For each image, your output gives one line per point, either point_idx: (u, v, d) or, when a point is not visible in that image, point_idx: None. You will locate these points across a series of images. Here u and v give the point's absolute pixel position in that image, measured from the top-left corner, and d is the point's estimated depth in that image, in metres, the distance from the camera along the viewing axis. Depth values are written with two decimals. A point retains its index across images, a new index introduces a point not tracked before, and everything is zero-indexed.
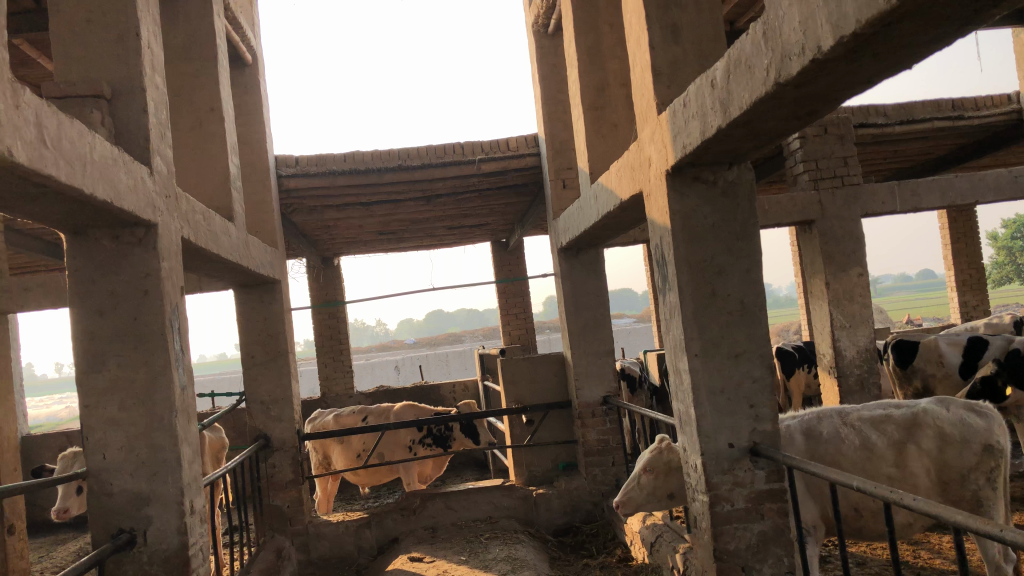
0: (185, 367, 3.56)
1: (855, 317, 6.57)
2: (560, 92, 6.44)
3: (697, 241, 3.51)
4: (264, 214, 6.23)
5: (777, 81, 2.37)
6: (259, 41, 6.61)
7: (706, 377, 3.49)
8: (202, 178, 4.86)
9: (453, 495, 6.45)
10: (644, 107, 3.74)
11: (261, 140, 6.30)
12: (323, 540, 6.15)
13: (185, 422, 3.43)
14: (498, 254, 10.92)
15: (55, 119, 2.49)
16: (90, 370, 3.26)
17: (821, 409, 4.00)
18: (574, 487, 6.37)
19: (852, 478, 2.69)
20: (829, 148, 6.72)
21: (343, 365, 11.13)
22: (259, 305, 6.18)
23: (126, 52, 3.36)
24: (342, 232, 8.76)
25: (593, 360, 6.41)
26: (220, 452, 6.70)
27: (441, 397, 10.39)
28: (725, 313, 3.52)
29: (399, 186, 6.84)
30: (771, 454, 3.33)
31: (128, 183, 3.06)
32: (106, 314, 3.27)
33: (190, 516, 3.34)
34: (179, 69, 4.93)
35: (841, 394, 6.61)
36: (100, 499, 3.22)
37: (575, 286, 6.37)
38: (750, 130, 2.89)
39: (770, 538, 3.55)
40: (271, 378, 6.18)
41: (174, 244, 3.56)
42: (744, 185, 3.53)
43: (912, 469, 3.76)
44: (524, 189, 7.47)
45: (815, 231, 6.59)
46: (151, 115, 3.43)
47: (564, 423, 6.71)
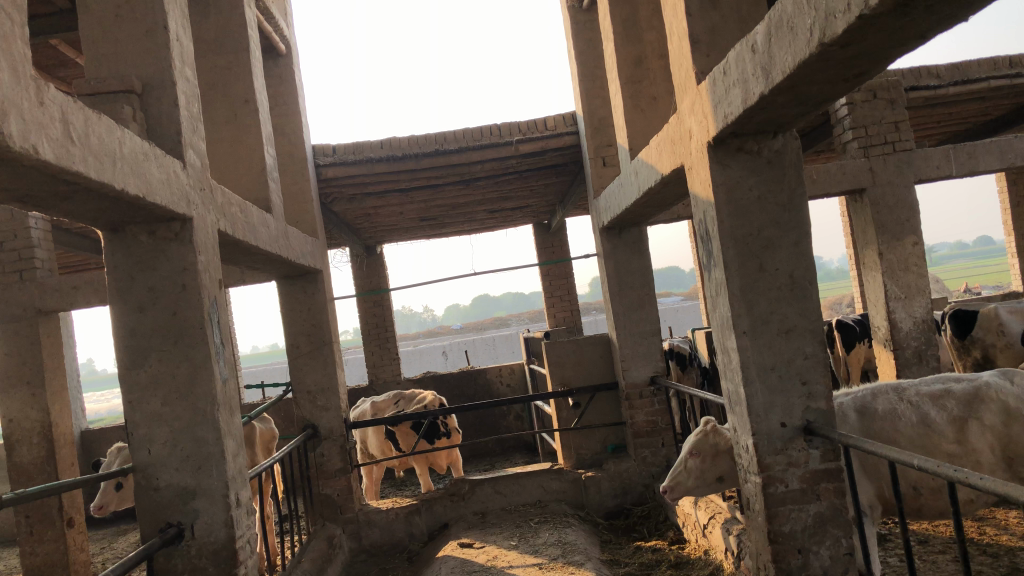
0: (227, 359, 3.56)
1: (910, 287, 6.34)
2: (598, 67, 6.30)
3: (741, 215, 3.39)
4: (303, 204, 6.23)
5: (822, 41, 2.24)
6: (292, 31, 6.58)
7: (755, 354, 3.38)
8: (240, 171, 4.86)
9: (502, 480, 6.42)
10: (683, 78, 3.61)
11: (297, 130, 6.29)
12: (375, 527, 6.18)
13: (229, 415, 3.42)
14: (540, 236, 10.82)
15: (82, 114, 2.47)
16: (133, 367, 3.27)
17: (876, 385, 3.86)
18: (624, 469, 6.29)
19: (912, 456, 2.57)
20: (879, 113, 6.47)
21: (389, 351, 11.16)
22: (302, 296, 6.19)
23: (155, 45, 3.33)
24: (383, 219, 8.73)
25: (640, 341, 6.30)
26: (270, 442, 6.76)
27: (488, 381, 10.37)
28: (774, 288, 3.39)
29: (436, 170, 6.76)
30: (825, 432, 3.21)
31: (161, 177, 3.04)
32: (147, 310, 3.27)
33: (236, 509, 3.34)
34: (213, 62, 4.91)
35: (898, 367, 6.40)
36: (148, 494, 3.24)
37: (619, 266, 6.27)
38: (796, 95, 2.76)
39: (828, 520, 3.42)
40: (316, 368, 6.19)
41: (211, 238, 3.54)
42: (790, 154, 3.38)
43: (974, 445, 3.58)
44: (563, 168, 7.36)
45: (867, 200, 6.37)
46: (183, 109, 3.41)
47: (612, 405, 6.62)
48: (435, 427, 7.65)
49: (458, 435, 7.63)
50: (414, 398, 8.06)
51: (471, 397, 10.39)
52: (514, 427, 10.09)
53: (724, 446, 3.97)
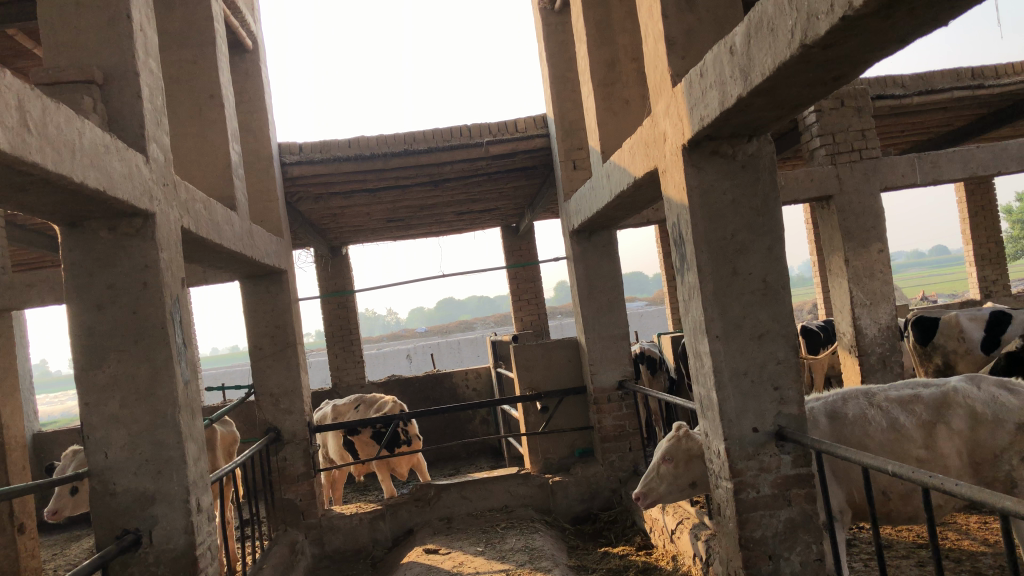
0: (189, 361, 3.45)
1: (875, 294, 6.40)
2: (569, 70, 6.27)
3: (716, 219, 3.36)
4: (269, 203, 6.11)
5: (804, 42, 2.22)
6: (259, 27, 6.46)
7: (728, 359, 3.36)
8: (204, 168, 4.74)
9: (469, 485, 6.35)
10: (658, 80, 3.59)
11: (263, 127, 6.17)
12: (338, 533, 6.07)
13: (190, 417, 3.32)
14: (508, 239, 10.77)
15: (40, 103, 2.37)
16: (90, 367, 3.15)
17: (847, 391, 3.88)
18: (592, 473, 6.26)
19: (885, 462, 2.56)
20: (847, 121, 6.57)
21: (354, 354, 11.03)
22: (266, 297, 6.07)
23: (118, 35, 3.22)
24: (349, 220, 8.62)
25: (608, 345, 6.28)
26: (231, 446, 6.62)
27: (454, 385, 10.30)
28: (747, 292, 3.37)
29: (405, 171, 6.68)
30: (797, 437, 3.20)
31: (122, 171, 2.93)
32: (105, 309, 3.15)
33: (196, 515, 3.23)
34: (178, 55, 4.79)
35: (862, 373, 6.45)
36: (103, 499, 3.11)
37: (589, 269, 6.24)
38: (774, 98, 2.74)
39: (799, 525, 3.41)
40: (279, 370, 6.07)
41: (174, 235, 3.43)
42: (764, 158, 3.37)
43: (943, 449, 3.61)
44: (533, 171, 7.32)
45: (833, 207, 6.42)
46: (146, 101, 3.30)
47: (580, 409, 6.59)
48: (397, 434, 7.52)
49: (418, 443, 7.60)
50: (374, 403, 7.92)
51: (437, 401, 10.30)
52: (480, 431, 10.05)
53: (697, 450, 3.95)
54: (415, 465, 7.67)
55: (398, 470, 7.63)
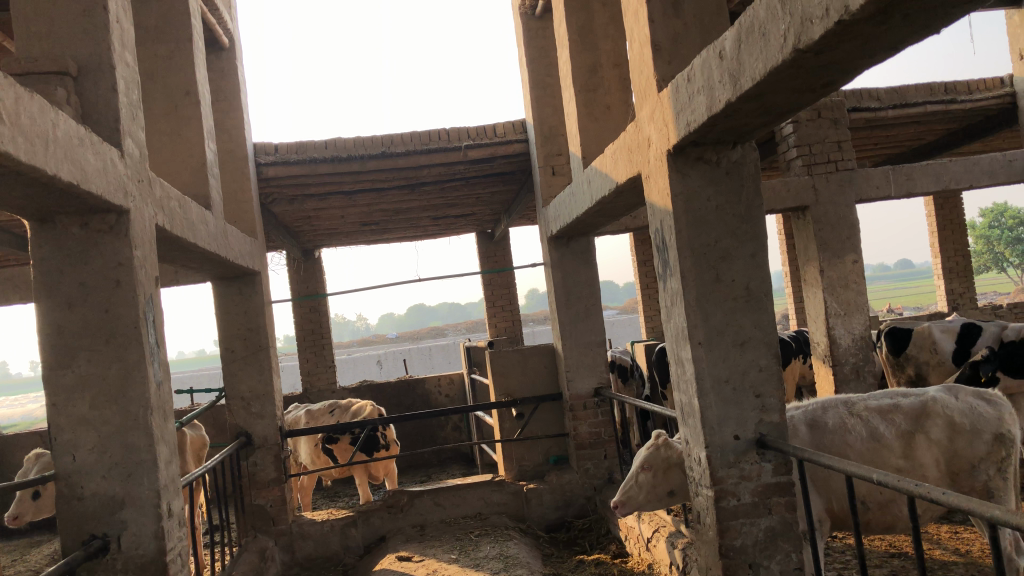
0: (161, 362, 3.36)
1: (850, 305, 6.44)
2: (549, 76, 6.26)
3: (700, 226, 3.35)
4: (243, 204, 6.02)
5: (797, 47, 2.21)
6: (236, 25, 6.37)
7: (710, 366, 3.34)
8: (178, 166, 4.64)
9: (442, 492, 6.28)
10: (643, 84, 3.58)
11: (239, 126, 6.08)
12: (309, 540, 5.96)
13: (162, 420, 3.23)
14: (483, 245, 10.74)
15: (13, 92, 2.29)
16: (58, 367, 3.05)
17: (825, 399, 3.86)
18: (567, 481, 6.22)
19: (870, 470, 2.54)
20: (823, 132, 6.60)
21: (325, 359, 10.91)
22: (239, 299, 5.97)
23: (93, 26, 3.14)
24: (324, 223, 8.53)
25: (585, 352, 6.26)
26: (201, 450, 6.52)
27: (427, 391, 10.22)
28: (730, 299, 3.36)
29: (382, 174, 6.62)
30: (779, 445, 3.18)
31: (97, 165, 2.85)
32: (76, 307, 3.06)
33: (167, 520, 3.15)
34: (153, 51, 4.70)
35: (836, 383, 6.49)
36: (70, 503, 3.01)
37: (566, 275, 6.22)
38: (761, 104, 2.74)
39: (779, 534, 3.41)
40: (251, 374, 5.97)
41: (148, 233, 3.35)
42: (748, 165, 3.37)
43: (920, 459, 3.63)
44: (510, 176, 7.30)
45: (809, 218, 6.47)
46: (122, 94, 3.22)
47: (555, 416, 6.54)
48: (373, 439, 7.45)
49: (395, 447, 7.50)
50: (350, 408, 7.85)
51: (409, 407, 10.21)
52: (452, 438, 9.94)
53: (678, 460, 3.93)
54: (389, 471, 7.59)
55: (375, 475, 7.54)
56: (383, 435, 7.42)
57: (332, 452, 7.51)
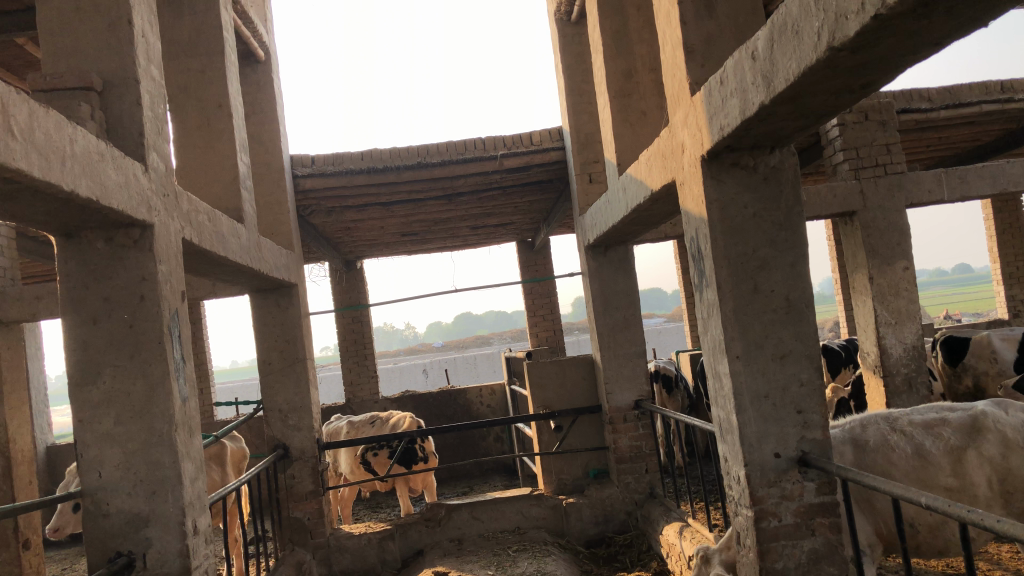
0: (187, 376, 3.33)
1: (901, 313, 6.20)
2: (585, 82, 6.16)
3: (736, 234, 3.21)
4: (280, 216, 6.03)
5: (831, 46, 2.08)
6: (272, 38, 6.39)
7: (748, 381, 3.20)
8: (211, 179, 4.65)
9: (480, 505, 6.21)
10: (676, 89, 3.45)
11: (275, 138, 6.09)
12: (346, 553, 5.90)
13: (188, 436, 3.20)
14: (524, 254, 10.65)
15: (26, 108, 2.26)
16: (84, 383, 3.04)
17: (867, 416, 3.78)
18: (607, 495, 6.09)
19: (919, 494, 2.37)
20: (870, 135, 6.39)
21: (368, 369, 10.92)
22: (275, 311, 5.97)
23: (118, 41, 3.13)
24: (363, 233, 8.54)
25: (624, 362, 6.12)
26: (241, 462, 6.54)
27: (468, 402, 10.15)
28: (769, 311, 3.22)
29: (418, 184, 6.57)
30: (821, 464, 3.03)
31: (118, 180, 2.83)
32: (101, 322, 3.05)
33: (193, 537, 3.10)
34: (186, 65, 4.71)
35: (887, 395, 6.23)
36: (97, 520, 3.00)
37: (604, 284, 6.10)
38: (798, 106, 2.60)
39: (822, 557, 3.25)
40: (288, 386, 5.96)
41: (174, 247, 3.33)
42: (787, 170, 3.23)
43: (973, 478, 3.48)
44: (548, 185, 7.20)
45: (857, 224, 6.25)
46: (146, 108, 3.21)
47: (595, 428, 6.42)
48: (411, 451, 7.39)
49: (435, 460, 7.40)
50: (388, 420, 7.81)
51: (450, 417, 10.15)
52: (493, 449, 9.87)
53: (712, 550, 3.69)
54: (428, 483, 7.48)
55: (413, 488, 7.49)
56: (421, 449, 7.36)
57: (371, 464, 7.48)
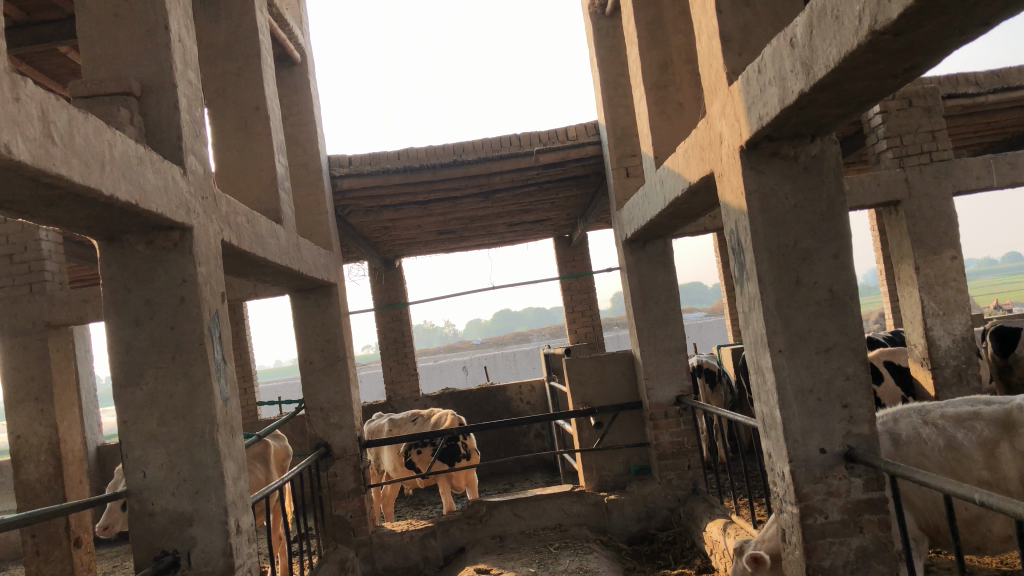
0: (228, 376, 3.37)
1: (949, 303, 6.05)
2: (621, 75, 6.10)
3: (777, 226, 3.15)
4: (318, 216, 6.08)
5: (873, 29, 2.02)
6: (308, 40, 6.44)
7: (792, 375, 3.14)
8: (250, 181, 4.70)
9: (521, 502, 6.20)
10: (713, 79, 3.40)
11: (312, 139, 6.14)
12: (388, 550, 5.94)
13: (229, 436, 3.23)
14: (561, 249, 10.61)
15: (65, 113, 2.29)
16: (128, 384, 3.09)
17: (900, 409, 3.92)
18: (648, 492, 6.04)
19: (973, 490, 2.31)
20: (915, 121, 6.23)
21: (407, 367, 10.97)
22: (315, 311, 6.02)
23: (155, 46, 3.17)
24: (402, 232, 8.57)
25: (664, 358, 6.06)
26: (284, 461, 6.62)
27: (508, 399, 10.15)
28: (812, 304, 3.15)
29: (455, 182, 6.58)
30: (868, 460, 2.96)
31: (157, 183, 2.86)
32: (143, 324, 3.09)
33: (235, 536, 3.13)
34: (223, 68, 4.76)
35: (936, 387, 6.09)
36: (142, 520, 3.04)
37: (643, 279, 6.05)
38: (840, 93, 2.53)
39: (872, 554, 3.18)
40: (329, 384, 6.00)
41: (214, 249, 3.36)
42: (829, 159, 3.15)
43: (1005, 471, 3.57)
44: (585, 180, 7.16)
45: (902, 213, 6.10)
46: (184, 111, 3.24)
47: (636, 425, 6.37)
48: (453, 448, 7.42)
49: (477, 457, 7.42)
50: (430, 417, 7.85)
51: (490, 414, 10.16)
52: (534, 445, 9.87)
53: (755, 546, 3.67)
54: (470, 481, 7.48)
55: (456, 485, 7.52)
56: (464, 445, 7.39)
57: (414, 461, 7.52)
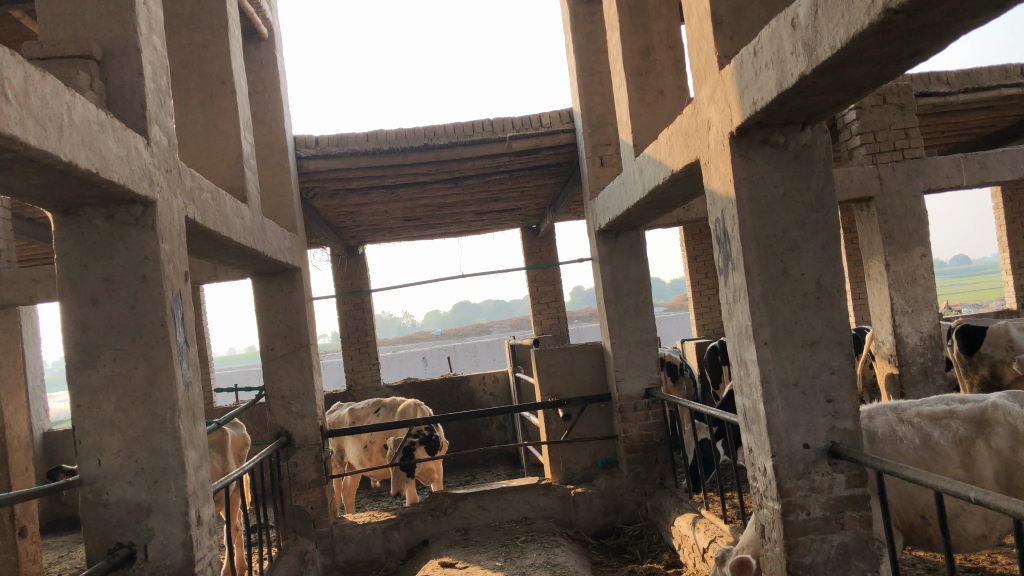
0: (190, 361, 3.20)
1: (918, 301, 6.07)
2: (597, 62, 6.01)
3: (765, 215, 3.07)
4: (284, 198, 5.89)
5: (888, 7, 1.94)
6: (275, 15, 6.21)
7: (777, 368, 3.06)
8: (214, 158, 4.51)
9: (487, 494, 6.09)
10: (702, 63, 3.31)
11: (278, 119, 5.93)
12: (350, 543, 5.79)
13: (191, 423, 3.07)
14: (528, 240, 10.51)
15: (21, 71, 2.11)
16: (83, 367, 2.90)
17: (874, 407, 3.84)
18: (616, 485, 5.97)
19: (968, 488, 2.23)
20: (888, 119, 6.23)
21: (369, 356, 10.79)
22: (278, 295, 5.82)
23: (118, 7, 2.98)
24: (366, 218, 8.38)
25: (635, 350, 6.00)
26: (242, 450, 6.43)
27: (471, 390, 10.04)
28: (799, 296, 3.08)
29: (425, 167, 6.42)
30: (853, 456, 2.90)
31: (119, 153, 2.68)
32: (101, 304, 2.91)
33: (196, 528, 2.97)
34: (188, 40, 4.55)
35: (903, 385, 6.12)
36: (96, 510, 2.86)
37: (615, 270, 5.97)
38: (840, 77, 2.46)
39: (853, 551, 3.13)
40: (291, 372, 5.82)
41: (178, 226, 3.19)
42: (819, 148, 3.09)
43: (980, 469, 3.57)
44: (557, 168, 7.05)
45: (874, 210, 6.11)
46: (149, 79, 3.06)
47: (604, 418, 6.30)
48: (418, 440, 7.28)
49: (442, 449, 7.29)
50: (395, 408, 7.69)
51: (453, 405, 10.03)
52: (496, 437, 9.79)
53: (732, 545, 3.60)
54: (434, 474, 7.35)
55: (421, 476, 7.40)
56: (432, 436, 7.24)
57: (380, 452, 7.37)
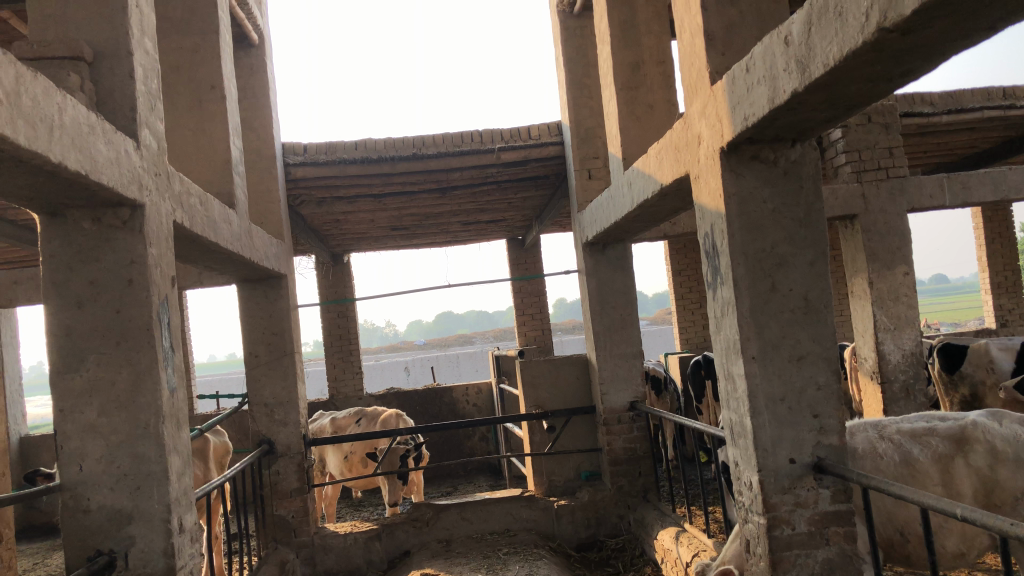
0: (175, 366, 3.17)
1: (900, 319, 6.12)
2: (587, 76, 6.04)
3: (755, 230, 3.09)
4: (270, 205, 5.87)
5: (881, 25, 1.96)
6: (266, 21, 6.20)
7: (764, 383, 3.08)
8: (201, 162, 4.49)
9: (470, 506, 6.06)
10: (694, 78, 3.33)
11: (267, 125, 5.91)
12: (330, 552, 5.74)
13: (175, 429, 3.04)
14: (514, 251, 10.51)
15: (13, 70, 2.09)
16: (66, 371, 2.87)
17: (856, 424, 3.86)
18: (599, 498, 5.96)
19: (953, 504, 2.25)
20: (873, 137, 6.29)
21: (352, 365, 10.73)
22: (263, 302, 5.79)
23: (110, 10, 2.96)
24: (353, 226, 8.37)
25: (620, 363, 6.01)
26: (223, 457, 6.37)
27: (454, 400, 10.01)
28: (786, 311, 3.10)
29: (412, 177, 6.41)
30: (838, 471, 2.91)
31: (108, 155, 2.66)
32: (86, 308, 2.88)
33: (178, 536, 2.93)
34: (178, 44, 4.53)
35: (885, 402, 6.15)
36: (76, 516, 2.82)
37: (601, 283, 5.98)
38: (831, 94, 2.48)
39: (836, 566, 3.15)
40: (274, 380, 5.78)
41: (165, 230, 3.16)
42: (808, 165, 3.12)
43: (959, 487, 3.59)
44: (544, 181, 7.07)
45: (859, 227, 6.17)
46: (139, 82, 3.04)
47: (588, 430, 6.30)
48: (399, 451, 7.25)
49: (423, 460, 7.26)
50: (376, 417, 7.65)
51: (435, 416, 9.99)
52: (478, 449, 9.76)
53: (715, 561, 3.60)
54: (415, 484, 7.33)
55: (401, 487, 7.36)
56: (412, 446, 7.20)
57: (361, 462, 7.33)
